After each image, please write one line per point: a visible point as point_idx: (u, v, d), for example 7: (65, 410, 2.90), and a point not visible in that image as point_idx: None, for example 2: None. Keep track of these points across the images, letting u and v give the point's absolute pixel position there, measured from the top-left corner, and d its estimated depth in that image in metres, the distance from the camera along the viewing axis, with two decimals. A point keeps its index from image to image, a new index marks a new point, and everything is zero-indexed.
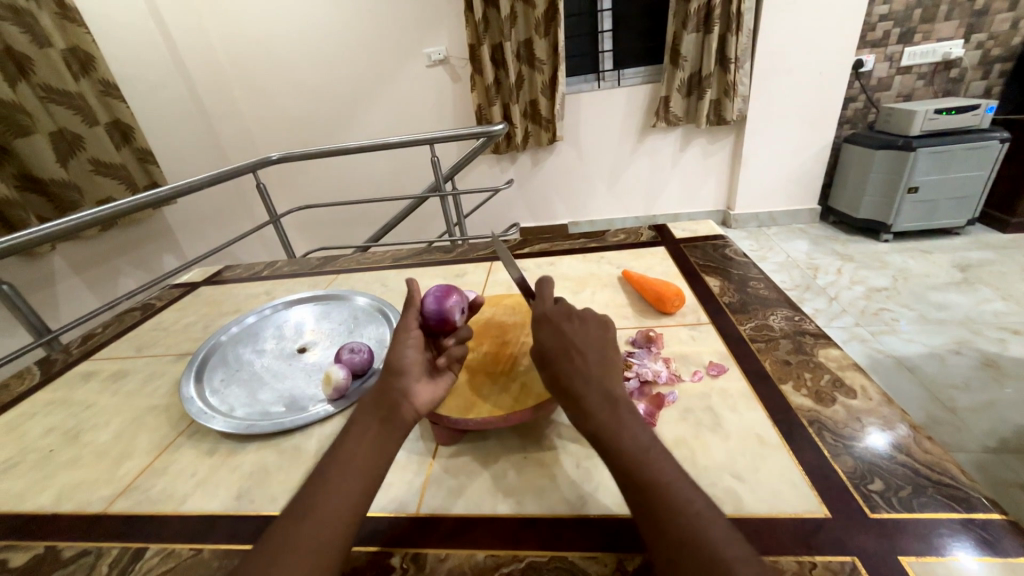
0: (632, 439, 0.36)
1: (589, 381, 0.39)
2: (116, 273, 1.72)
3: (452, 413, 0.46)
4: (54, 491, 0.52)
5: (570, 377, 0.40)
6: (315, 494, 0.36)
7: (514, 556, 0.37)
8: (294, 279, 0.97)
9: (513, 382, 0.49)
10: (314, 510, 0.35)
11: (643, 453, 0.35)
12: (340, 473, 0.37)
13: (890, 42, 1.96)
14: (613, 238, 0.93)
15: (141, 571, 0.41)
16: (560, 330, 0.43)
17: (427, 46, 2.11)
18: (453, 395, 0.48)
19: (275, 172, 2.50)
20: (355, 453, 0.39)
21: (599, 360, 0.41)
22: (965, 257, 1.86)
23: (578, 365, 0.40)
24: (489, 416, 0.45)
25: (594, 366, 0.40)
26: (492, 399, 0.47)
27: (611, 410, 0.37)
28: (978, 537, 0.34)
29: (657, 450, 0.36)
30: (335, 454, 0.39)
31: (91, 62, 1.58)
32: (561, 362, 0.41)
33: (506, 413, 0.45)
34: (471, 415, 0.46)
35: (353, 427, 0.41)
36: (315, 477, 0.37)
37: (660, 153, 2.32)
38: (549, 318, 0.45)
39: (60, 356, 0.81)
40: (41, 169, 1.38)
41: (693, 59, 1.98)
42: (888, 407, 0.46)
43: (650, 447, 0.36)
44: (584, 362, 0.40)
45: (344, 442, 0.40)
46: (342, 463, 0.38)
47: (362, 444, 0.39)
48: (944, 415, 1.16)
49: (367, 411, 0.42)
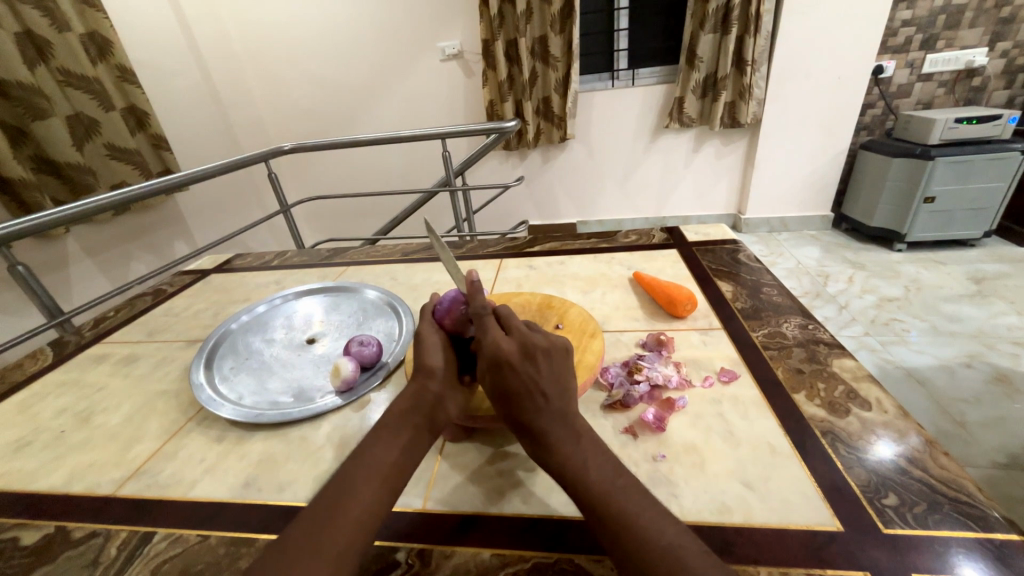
0: (599, 473, 0.36)
1: (551, 419, 0.39)
2: (128, 257, 1.74)
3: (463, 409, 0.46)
4: (65, 471, 0.52)
5: (531, 416, 0.39)
6: (341, 491, 0.36)
7: (520, 556, 0.37)
8: (304, 270, 0.97)
9: None
10: (343, 510, 0.35)
11: (610, 486, 0.35)
12: (368, 474, 0.37)
13: (911, 48, 1.92)
14: (625, 238, 0.92)
15: (149, 554, 0.41)
16: (518, 366, 0.40)
17: (442, 40, 2.11)
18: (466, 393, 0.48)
19: (286, 162, 2.51)
20: (386, 455, 0.39)
21: (559, 396, 0.40)
22: (980, 269, 1.83)
23: (540, 404, 0.39)
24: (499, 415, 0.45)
25: (555, 401, 0.40)
26: None
27: (576, 447, 0.38)
28: (994, 557, 0.33)
29: (627, 481, 0.35)
30: (363, 454, 0.39)
31: (109, 47, 1.59)
32: (522, 401, 0.39)
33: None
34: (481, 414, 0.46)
35: (383, 428, 0.41)
36: (342, 476, 0.37)
37: (672, 154, 2.30)
38: (510, 351, 0.41)
39: (73, 338, 0.82)
40: (58, 153, 1.39)
41: (709, 60, 1.96)
42: (904, 421, 0.46)
43: (619, 479, 0.35)
44: (545, 400, 0.39)
45: (374, 443, 0.40)
46: (370, 466, 0.38)
47: (393, 446, 0.39)
48: (953, 429, 1.15)
49: (399, 414, 0.42)
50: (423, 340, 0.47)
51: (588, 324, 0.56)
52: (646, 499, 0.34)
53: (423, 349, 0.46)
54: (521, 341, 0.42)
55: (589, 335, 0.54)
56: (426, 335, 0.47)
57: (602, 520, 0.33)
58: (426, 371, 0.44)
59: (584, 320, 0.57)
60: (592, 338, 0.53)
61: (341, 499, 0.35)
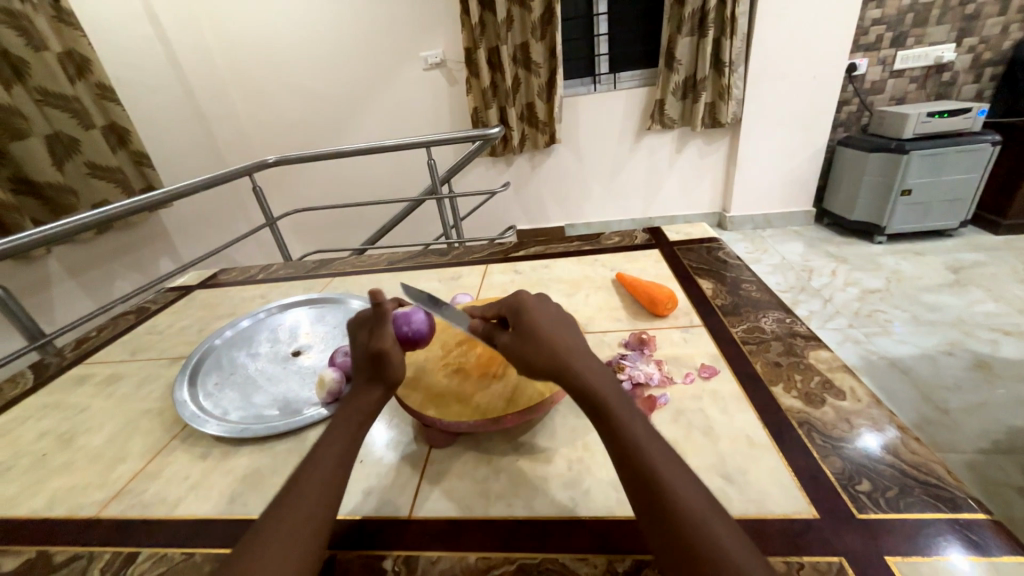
0: (644, 435, 0.35)
1: (587, 368, 0.39)
2: (112, 276, 1.72)
3: (446, 415, 0.46)
4: (47, 495, 0.52)
5: (568, 365, 0.38)
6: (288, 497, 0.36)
7: (505, 558, 0.37)
8: (290, 282, 0.97)
9: (506, 388, 0.48)
10: (294, 529, 0.34)
11: (650, 450, 0.34)
12: (315, 491, 0.37)
13: (882, 46, 1.98)
14: (608, 240, 0.93)
15: (133, 574, 0.41)
16: (536, 315, 0.42)
17: (424, 50, 2.12)
18: (448, 399, 0.48)
19: (271, 174, 2.50)
20: (334, 468, 0.39)
21: (581, 345, 0.41)
22: (958, 258, 1.87)
23: (573, 354, 0.39)
24: (482, 419, 0.44)
25: (587, 356, 0.40)
26: (483, 403, 0.47)
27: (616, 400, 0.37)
28: (963, 536, 0.34)
29: (665, 447, 0.35)
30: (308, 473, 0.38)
31: (88, 65, 1.58)
32: (556, 347, 0.39)
33: (499, 416, 0.44)
34: (464, 418, 0.45)
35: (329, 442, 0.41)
36: (285, 496, 0.36)
37: (656, 156, 2.33)
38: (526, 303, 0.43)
39: (54, 360, 0.81)
40: (37, 172, 1.38)
41: (688, 62, 2.00)
42: (877, 408, 0.47)
43: (658, 444, 0.35)
44: (575, 348, 0.40)
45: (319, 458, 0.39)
46: (320, 478, 0.37)
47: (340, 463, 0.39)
48: (936, 415, 1.17)
49: (344, 428, 0.42)
50: (390, 358, 0.45)
51: None
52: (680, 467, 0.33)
53: (390, 366, 0.45)
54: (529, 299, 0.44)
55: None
56: (394, 351, 0.45)
57: (640, 481, 0.32)
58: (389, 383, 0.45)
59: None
60: None
61: (290, 519, 0.34)
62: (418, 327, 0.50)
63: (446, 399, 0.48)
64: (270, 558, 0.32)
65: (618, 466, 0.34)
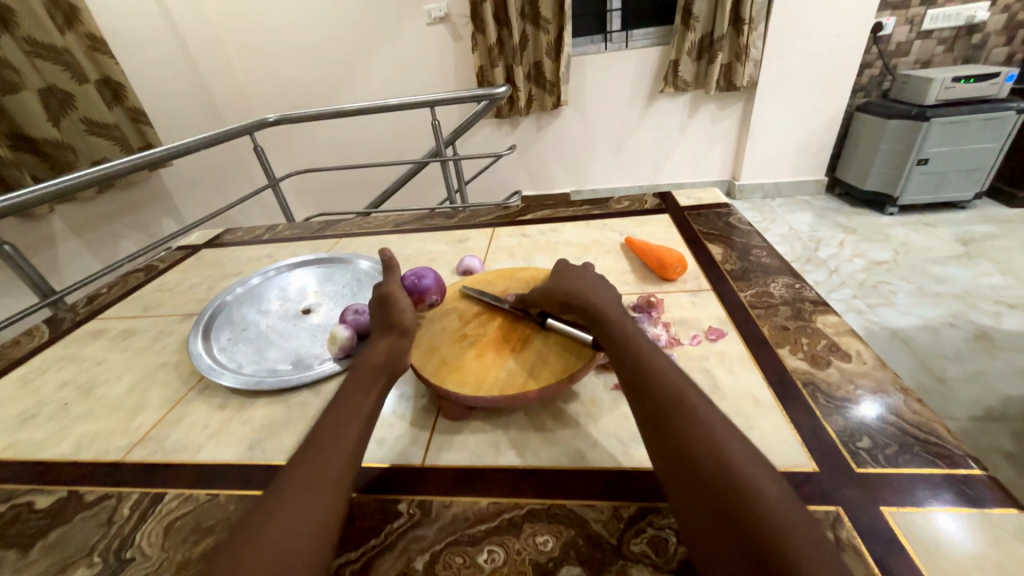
0: (670, 372, 0.38)
1: (611, 313, 0.45)
2: (116, 235, 1.71)
3: (463, 388, 0.46)
4: (72, 441, 0.54)
5: (593, 309, 0.46)
6: (317, 444, 0.38)
7: (515, 503, 0.39)
8: (296, 242, 0.97)
9: (525, 362, 0.48)
10: (326, 474, 0.35)
11: (676, 387, 0.36)
12: (328, 453, 0.37)
13: (912, 3, 1.87)
14: (617, 204, 0.92)
15: (161, 513, 0.43)
16: (575, 274, 0.52)
17: (427, 2, 2.01)
18: (465, 371, 0.47)
19: (271, 134, 2.44)
20: (346, 430, 0.39)
21: (610, 298, 0.48)
22: (969, 231, 1.85)
23: (603, 303, 0.46)
24: (500, 395, 0.44)
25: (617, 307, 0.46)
26: (502, 376, 0.46)
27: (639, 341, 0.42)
28: (958, 490, 0.36)
29: (688, 388, 0.37)
30: (320, 436, 0.38)
31: (77, 15, 1.52)
32: (585, 294, 0.48)
33: (518, 392, 0.44)
34: (482, 392, 0.45)
35: (341, 405, 0.41)
36: (299, 459, 0.37)
37: (667, 120, 2.26)
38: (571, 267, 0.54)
39: (68, 315, 0.82)
40: (32, 127, 1.35)
41: (705, 19, 1.90)
42: (882, 371, 0.48)
43: (681, 385, 0.37)
44: (602, 297, 0.48)
45: (331, 422, 0.40)
46: (346, 427, 0.39)
47: (351, 425, 0.39)
48: (934, 384, 1.19)
49: (354, 393, 0.42)
50: (396, 302, 0.52)
51: None
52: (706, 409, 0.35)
53: (396, 310, 0.51)
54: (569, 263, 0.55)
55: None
56: (398, 296, 0.53)
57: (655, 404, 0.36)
58: (398, 329, 0.50)
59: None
60: None
61: (304, 480, 0.35)
62: (425, 280, 0.57)
63: (463, 372, 0.47)
64: (299, 510, 0.33)
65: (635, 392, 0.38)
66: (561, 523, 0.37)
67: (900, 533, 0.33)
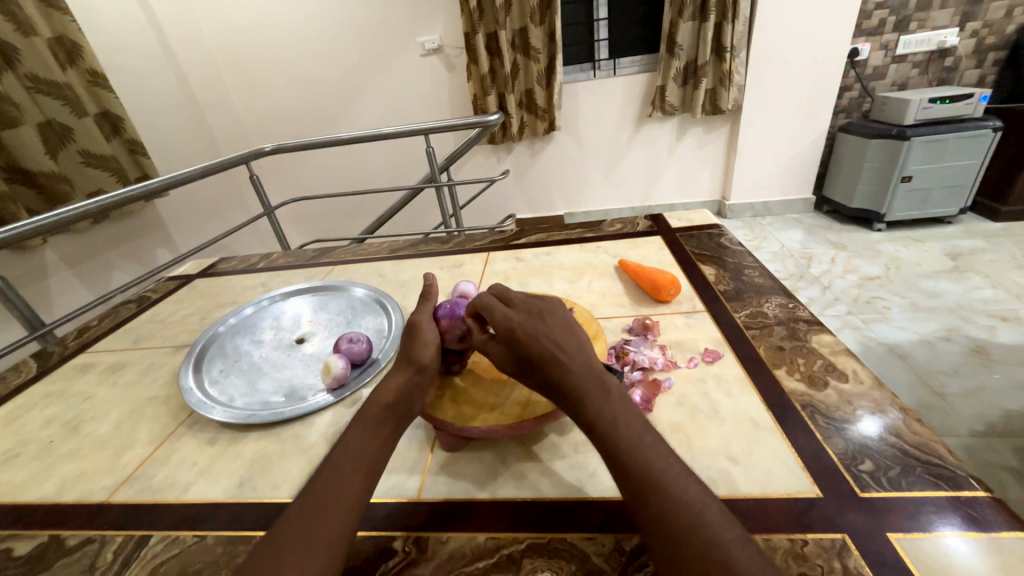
0: (668, 473, 0.34)
1: (590, 387, 0.39)
2: (109, 266, 1.70)
3: (457, 420, 0.44)
4: (56, 482, 0.52)
5: (556, 371, 0.40)
6: (324, 483, 0.37)
7: (514, 538, 0.38)
8: (290, 271, 0.97)
9: (520, 390, 0.47)
10: (328, 518, 0.34)
11: (679, 494, 0.32)
12: (329, 511, 0.35)
13: (885, 30, 1.95)
14: (609, 227, 0.93)
15: (146, 558, 0.41)
16: (528, 317, 0.44)
17: (421, 35, 2.08)
18: (462, 401, 0.46)
19: (268, 163, 2.48)
20: (346, 484, 0.37)
21: (584, 356, 0.41)
22: (957, 246, 1.87)
23: (565, 359, 0.40)
24: (495, 425, 0.43)
25: (579, 354, 0.41)
26: (499, 406, 0.45)
27: (627, 431, 0.37)
28: (964, 513, 0.35)
29: (663, 460, 0.35)
30: (319, 489, 0.36)
31: (78, 51, 1.54)
32: (542, 355, 0.41)
33: (514, 421, 0.43)
34: (476, 422, 0.44)
35: (344, 455, 0.39)
36: (295, 516, 0.35)
37: (657, 142, 2.31)
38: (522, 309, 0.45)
39: (56, 349, 0.81)
40: (29, 161, 1.36)
41: (689, 48, 1.97)
42: (879, 391, 0.47)
43: (656, 458, 0.35)
44: (576, 360, 0.41)
45: (334, 471, 0.38)
46: (354, 467, 0.38)
47: (354, 476, 0.37)
48: (933, 400, 1.19)
49: (361, 439, 0.40)
50: (420, 333, 0.48)
51: (590, 325, 0.55)
52: (710, 513, 0.31)
53: (419, 342, 0.47)
54: (518, 301, 0.46)
55: (591, 337, 0.53)
56: (424, 326, 0.49)
57: (632, 486, 0.34)
58: (415, 364, 0.45)
59: (585, 321, 0.56)
60: (593, 341, 0.52)
61: (300, 543, 0.33)
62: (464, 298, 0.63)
63: (457, 401, 0.46)
64: (299, 558, 0.32)
65: (612, 469, 0.36)
66: (561, 557, 0.36)
67: (907, 559, 0.33)
